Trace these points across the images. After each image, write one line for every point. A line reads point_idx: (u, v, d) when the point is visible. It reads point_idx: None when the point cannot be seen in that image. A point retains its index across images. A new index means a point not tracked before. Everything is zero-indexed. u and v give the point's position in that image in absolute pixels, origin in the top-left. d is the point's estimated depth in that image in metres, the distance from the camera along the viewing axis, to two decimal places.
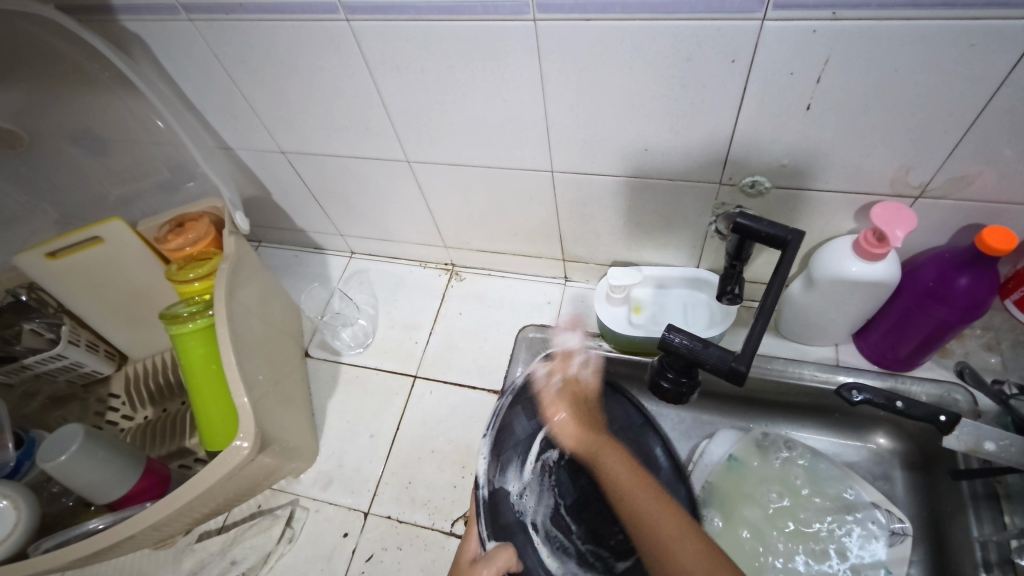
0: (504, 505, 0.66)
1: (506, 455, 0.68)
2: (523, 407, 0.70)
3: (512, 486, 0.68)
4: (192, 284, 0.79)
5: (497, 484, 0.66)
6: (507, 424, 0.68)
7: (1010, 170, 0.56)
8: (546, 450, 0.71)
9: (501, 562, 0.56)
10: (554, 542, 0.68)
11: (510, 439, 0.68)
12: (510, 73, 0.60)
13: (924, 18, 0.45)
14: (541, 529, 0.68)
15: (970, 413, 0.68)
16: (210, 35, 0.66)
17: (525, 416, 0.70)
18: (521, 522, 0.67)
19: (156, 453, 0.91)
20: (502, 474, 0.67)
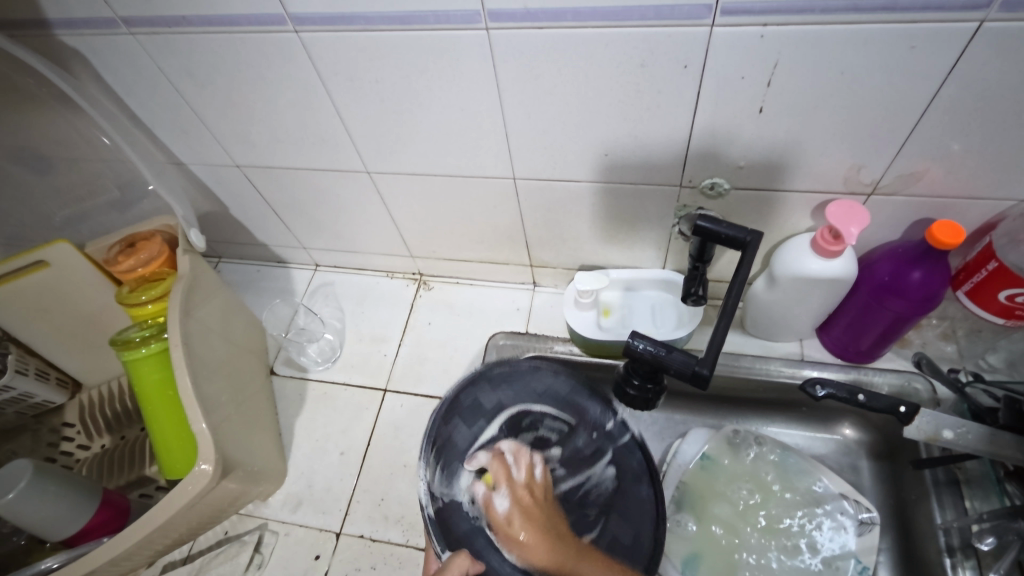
0: (457, 520, 0.55)
1: (450, 466, 0.58)
2: (461, 416, 0.60)
3: (463, 495, 0.56)
4: (145, 307, 0.76)
5: (443, 495, 0.56)
6: (444, 440, 0.59)
7: (956, 166, 0.57)
8: (498, 443, 0.59)
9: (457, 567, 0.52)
10: (520, 537, 0.54)
11: (450, 453, 0.58)
12: (465, 82, 0.59)
13: (864, 22, 0.46)
14: (503, 528, 0.55)
15: (929, 402, 0.70)
16: (153, 49, 0.64)
17: (463, 424, 0.60)
18: (480, 529, 0.55)
19: (114, 484, 0.88)
20: (449, 485, 0.57)
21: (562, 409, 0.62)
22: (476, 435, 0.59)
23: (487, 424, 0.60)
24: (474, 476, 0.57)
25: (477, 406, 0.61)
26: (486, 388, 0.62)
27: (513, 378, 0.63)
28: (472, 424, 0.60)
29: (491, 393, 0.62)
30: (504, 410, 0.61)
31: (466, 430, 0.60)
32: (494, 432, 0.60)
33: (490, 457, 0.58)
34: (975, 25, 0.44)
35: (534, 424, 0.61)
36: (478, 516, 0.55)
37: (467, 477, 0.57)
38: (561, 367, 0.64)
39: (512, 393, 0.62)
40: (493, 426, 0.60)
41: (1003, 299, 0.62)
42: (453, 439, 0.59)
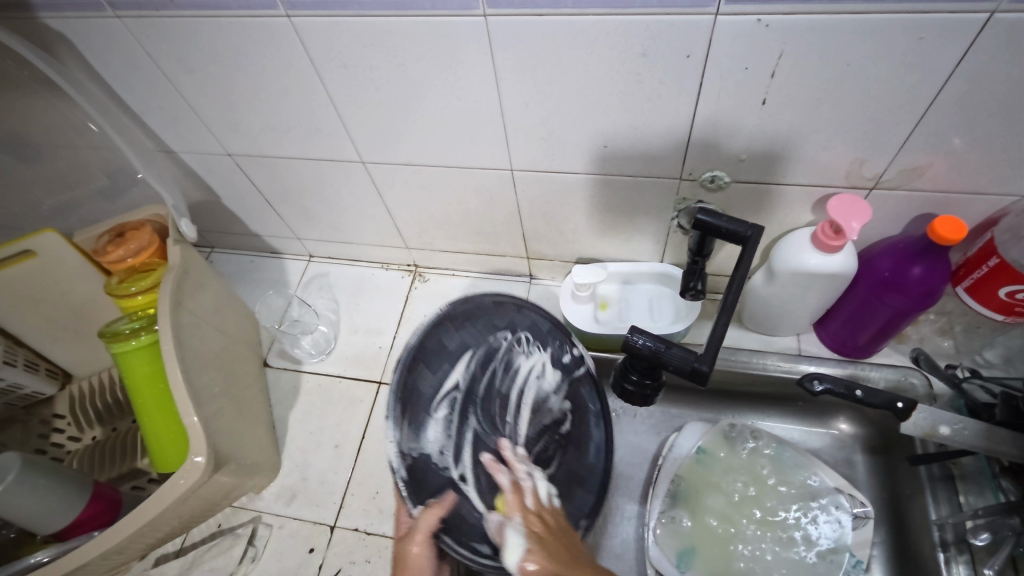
0: (428, 471, 0.57)
1: (417, 419, 0.57)
2: (426, 362, 0.60)
3: (431, 447, 0.57)
4: (135, 298, 0.75)
5: (412, 450, 0.56)
6: (411, 388, 0.58)
7: (959, 160, 0.57)
8: (459, 388, 0.60)
9: (429, 525, 0.54)
10: (489, 484, 0.57)
11: (416, 400, 0.58)
12: (464, 71, 0.58)
13: (873, 12, 0.45)
14: (472, 477, 0.57)
15: (925, 397, 0.70)
16: (141, 33, 0.62)
17: (429, 371, 0.60)
18: (449, 479, 0.57)
19: (105, 476, 0.87)
20: (417, 438, 0.57)
21: (530, 342, 0.63)
22: (441, 381, 0.60)
23: (452, 367, 0.60)
24: (440, 427, 0.58)
25: (441, 349, 0.61)
26: (448, 329, 0.62)
27: (474, 318, 0.63)
28: (437, 370, 0.60)
29: (454, 335, 0.61)
30: (467, 354, 0.61)
31: (432, 377, 0.59)
32: (459, 379, 0.60)
33: (455, 403, 0.59)
34: (985, 16, 0.43)
35: (499, 361, 0.62)
36: (447, 466, 0.57)
37: (436, 427, 0.58)
38: (524, 302, 0.65)
39: (474, 332, 0.62)
40: (457, 371, 0.60)
41: (1002, 296, 0.62)
42: (419, 388, 0.59)
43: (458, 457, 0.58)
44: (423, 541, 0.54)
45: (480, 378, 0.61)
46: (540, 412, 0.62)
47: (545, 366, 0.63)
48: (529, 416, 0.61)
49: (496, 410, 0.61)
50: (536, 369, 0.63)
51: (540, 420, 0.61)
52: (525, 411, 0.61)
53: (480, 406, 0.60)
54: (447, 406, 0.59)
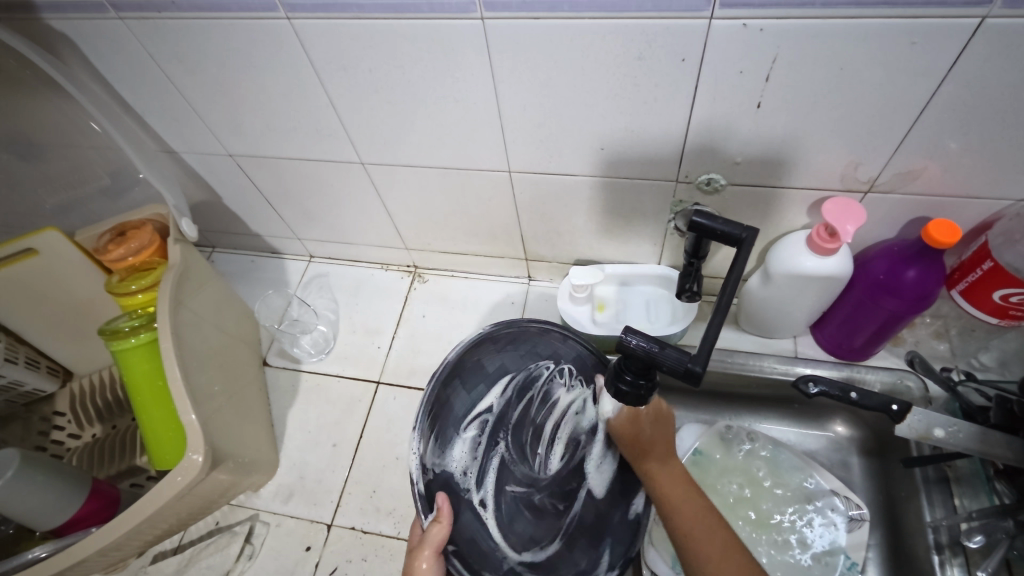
0: (448, 490, 0.57)
1: (446, 435, 0.59)
2: (462, 381, 0.61)
3: (455, 466, 0.58)
4: (135, 296, 0.75)
5: (437, 467, 0.58)
6: (443, 403, 0.60)
7: (953, 164, 0.57)
8: (491, 409, 0.61)
9: (436, 541, 0.53)
10: (508, 518, 0.57)
11: (446, 419, 0.60)
12: (461, 73, 0.58)
13: (866, 17, 0.45)
14: (491, 506, 0.57)
15: (921, 400, 0.70)
16: (143, 34, 0.63)
17: (464, 391, 0.61)
18: (467, 501, 0.57)
19: (104, 474, 0.88)
20: (442, 455, 0.58)
21: (570, 374, 0.64)
22: (474, 402, 0.61)
23: (487, 390, 0.62)
24: (467, 447, 0.59)
25: (479, 369, 0.63)
26: (491, 351, 0.64)
27: (518, 343, 0.65)
28: (472, 390, 0.61)
29: (494, 357, 0.64)
30: (504, 376, 0.63)
31: (466, 396, 0.61)
32: (493, 401, 0.61)
33: (484, 425, 0.60)
34: (977, 21, 0.44)
35: (536, 391, 0.63)
36: (468, 489, 0.57)
37: (463, 446, 0.59)
38: (570, 332, 0.67)
39: (514, 357, 0.64)
40: (492, 395, 0.62)
41: (997, 299, 0.62)
42: (451, 404, 0.60)
43: (479, 479, 0.58)
44: (431, 557, 0.53)
45: (514, 405, 0.62)
46: (576, 447, 0.61)
47: (586, 401, 0.63)
48: (563, 449, 0.60)
49: (527, 439, 0.60)
50: (576, 404, 0.63)
51: (576, 457, 0.61)
52: (559, 444, 0.61)
53: (510, 433, 0.60)
54: (476, 427, 0.60)
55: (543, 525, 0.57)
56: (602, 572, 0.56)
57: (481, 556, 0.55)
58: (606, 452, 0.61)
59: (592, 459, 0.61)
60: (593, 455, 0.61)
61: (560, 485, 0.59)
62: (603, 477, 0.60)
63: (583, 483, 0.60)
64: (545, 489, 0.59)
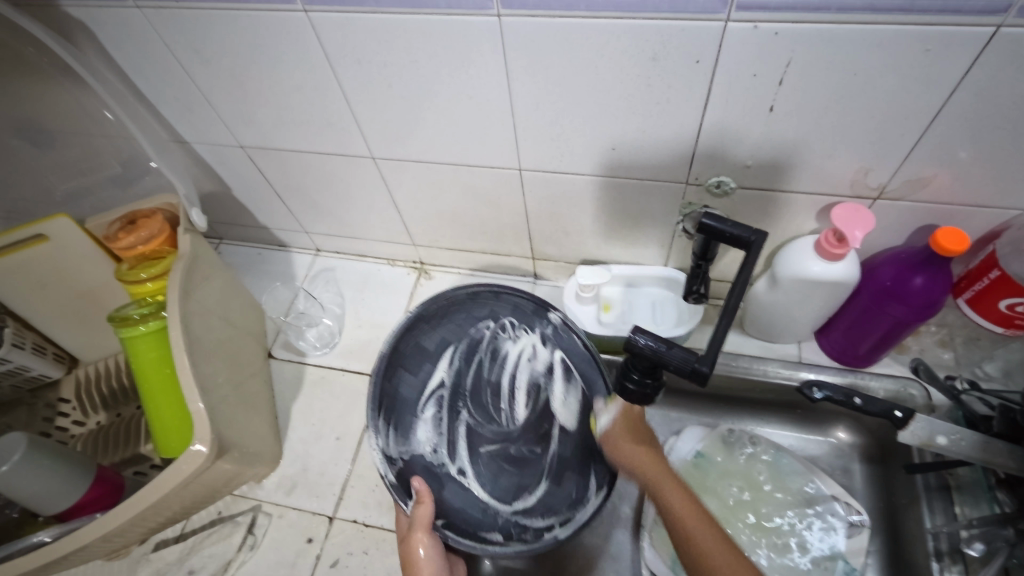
0: (423, 471, 0.58)
1: (404, 423, 0.60)
2: (406, 367, 0.62)
3: (423, 447, 0.59)
4: (145, 284, 0.76)
5: (405, 454, 0.59)
6: (393, 396, 0.60)
7: (964, 173, 0.57)
8: (443, 382, 0.62)
9: (423, 521, 0.55)
10: (489, 478, 0.59)
11: (401, 405, 0.60)
12: (475, 70, 0.59)
13: (881, 23, 0.45)
14: (470, 471, 0.59)
15: (924, 408, 0.70)
16: (160, 24, 0.63)
17: (410, 374, 0.61)
18: (446, 473, 0.59)
19: (108, 460, 0.88)
20: (407, 442, 0.59)
21: (514, 326, 0.65)
22: (425, 381, 0.61)
23: (435, 367, 0.62)
24: (429, 427, 0.60)
25: (420, 350, 0.62)
26: (426, 330, 0.63)
27: (452, 314, 0.65)
28: (419, 372, 0.62)
29: (432, 334, 0.63)
30: (448, 348, 0.63)
31: (414, 379, 0.61)
32: (444, 376, 0.62)
33: (441, 401, 0.61)
34: (992, 30, 0.44)
35: (486, 353, 0.64)
36: (442, 462, 0.59)
37: (426, 426, 0.60)
38: (502, 287, 0.67)
39: (453, 328, 0.64)
40: (440, 369, 0.62)
41: (1003, 308, 0.63)
42: (401, 392, 0.60)
43: (451, 451, 0.59)
44: (425, 535, 0.56)
45: (466, 372, 0.62)
46: (537, 394, 0.63)
47: (535, 347, 0.64)
48: (525, 398, 0.62)
49: (487, 399, 0.62)
50: (524, 353, 0.64)
51: (539, 402, 0.62)
52: (519, 395, 0.62)
53: (469, 399, 0.61)
54: (434, 406, 0.61)
55: (525, 474, 0.60)
56: (593, 496, 0.59)
57: (474, 520, 0.58)
58: (567, 387, 0.63)
59: (555, 399, 0.63)
60: (555, 395, 0.63)
61: (532, 432, 0.61)
62: (569, 411, 0.62)
63: (553, 422, 0.62)
64: (518, 440, 0.61)
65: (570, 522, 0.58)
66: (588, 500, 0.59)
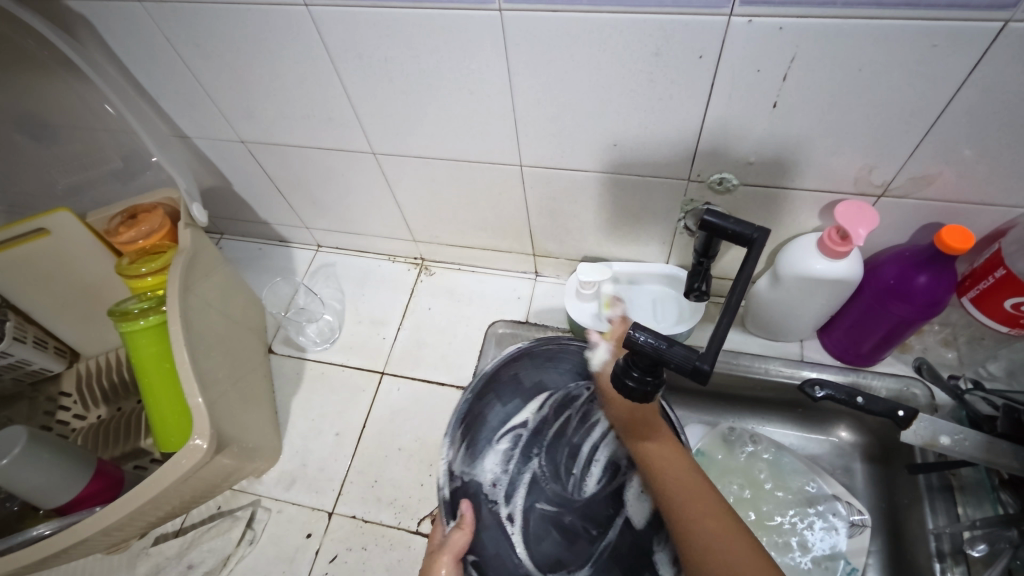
0: (474, 498, 0.63)
1: (479, 446, 0.65)
2: (498, 395, 0.67)
3: (485, 475, 0.65)
4: (145, 279, 0.76)
5: (467, 476, 0.64)
6: (478, 415, 0.66)
7: (969, 170, 0.57)
8: (525, 423, 0.67)
9: (455, 545, 0.57)
10: (535, 537, 0.62)
11: (480, 427, 0.66)
12: (477, 64, 0.58)
13: (886, 18, 0.45)
14: (517, 520, 0.63)
15: (927, 408, 0.69)
16: (161, 17, 0.63)
17: (500, 403, 0.67)
18: (494, 511, 0.63)
19: (108, 455, 0.88)
20: (473, 465, 0.65)
21: None
22: (509, 415, 0.67)
23: (523, 407, 0.68)
24: (497, 459, 0.65)
25: (516, 383, 0.68)
26: (529, 367, 0.68)
27: (559, 362, 0.69)
28: (508, 404, 0.68)
29: (532, 373, 0.68)
30: (542, 393, 0.68)
31: (501, 409, 0.67)
32: (527, 418, 0.67)
33: (516, 440, 0.66)
34: (999, 25, 0.43)
35: (574, 412, 0.68)
36: (495, 499, 0.64)
37: (495, 458, 0.65)
38: None
39: (556, 374, 0.69)
40: (527, 410, 0.68)
41: (1008, 307, 0.62)
42: (487, 415, 0.66)
43: (508, 493, 0.64)
44: (450, 561, 0.56)
45: (550, 422, 0.68)
46: (613, 475, 0.65)
47: None
48: (597, 473, 0.65)
49: (562, 460, 0.66)
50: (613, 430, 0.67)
51: (613, 484, 0.65)
52: (594, 468, 0.66)
53: (544, 449, 0.66)
54: (507, 440, 0.66)
55: (572, 547, 0.62)
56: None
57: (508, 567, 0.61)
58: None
59: (630, 487, 0.64)
60: (633, 485, 0.64)
61: (594, 509, 0.64)
62: (642, 506, 0.63)
63: (620, 509, 0.63)
64: (576, 512, 0.64)
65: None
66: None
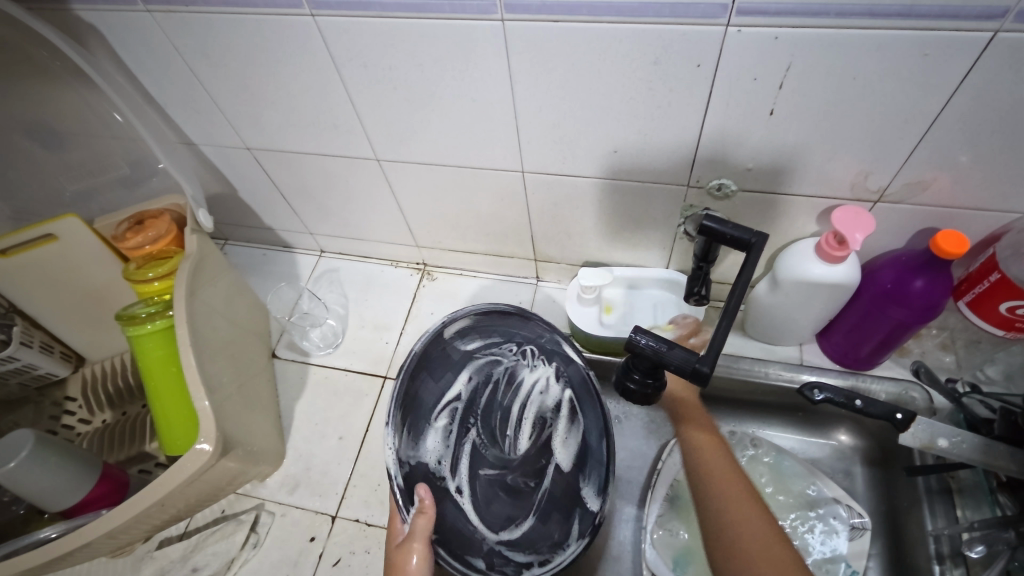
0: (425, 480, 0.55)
1: (418, 425, 0.56)
2: (429, 370, 0.58)
3: (430, 456, 0.56)
4: (152, 284, 0.77)
5: (412, 458, 0.55)
6: (411, 396, 0.56)
7: (963, 177, 0.58)
8: (460, 394, 0.59)
9: (422, 532, 0.52)
10: (484, 503, 0.57)
11: (416, 410, 0.57)
12: (479, 73, 0.60)
13: (879, 28, 0.46)
14: (468, 492, 0.57)
15: (926, 411, 0.70)
16: (170, 28, 0.64)
17: (432, 379, 0.58)
18: (445, 489, 0.56)
19: (113, 459, 0.89)
20: (416, 446, 0.56)
21: (536, 356, 0.63)
22: (443, 391, 0.59)
23: (455, 378, 0.60)
24: (439, 436, 0.57)
25: (445, 357, 0.60)
26: (456, 335, 0.61)
27: (483, 328, 0.62)
28: (439, 379, 0.59)
29: (460, 342, 0.61)
30: (471, 359, 0.61)
31: (434, 385, 0.58)
32: (461, 389, 0.59)
33: (456, 413, 0.58)
34: (990, 34, 0.44)
35: (501, 374, 0.62)
36: (444, 477, 0.56)
37: (435, 437, 0.57)
38: (533, 314, 0.64)
39: (481, 340, 0.62)
40: (460, 381, 0.60)
41: (1004, 311, 0.63)
42: (421, 395, 0.57)
43: (454, 467, 0.57)
44: (421, 546, 0.52)
45: (481, 391, 0.60)
46: (542, 427, 0.61)
47: (549, 380, 0.63)
48: (530, 428, 0.61)
49: (495, 424, 0.60)
50: (540, 383, 0.63)
51: (542, 436, 0.61)
52: (527, 425, 0.61)
53: (481, 417, 0.59)
54: (448, 417, 0.58)
55: (516, 501, 0.58)
56: (575, 541, 0.58)
57: (460, 540, 0.55)
58: (571, 427, 0.62)
59: (558, 437, 0.61)
60: (559, 431, 0.62)
61: (529, 464, 0.60)
62: (569, 450, 0.61)
63: (550, 459, 0.60)
64: (516, 470, 0.59)
65: (549, 564, 0.57)
66: (569, 546, 0.58)
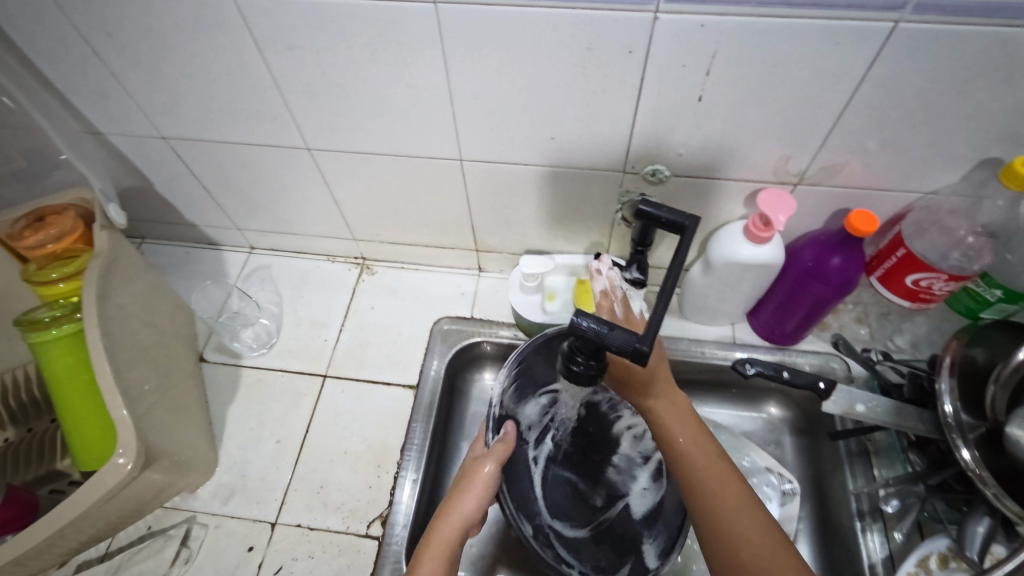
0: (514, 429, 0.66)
1: (526, 392, 0.69)
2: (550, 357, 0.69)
3: (525, 419, 0.69)
4: (56, 285, 0.71)
5: (510, 410, 0.67)
6: (527, 366, 0.68)
7: (871, 160, 0.62)
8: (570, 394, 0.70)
9: (497, 456, 0.59)
10: (549, 488, 0.69)
11: (530, 379, 0.69)
12: (413, 57, 0.58)
13: (795, 17, 0.48)
14: (541, 467, 0.70)
15: (845, 379, 0.77)
16: (67, 4, 0.58)
17: (550, 364, 0.69)
18: (526, 453, 0.69)
19: (18, 480, 0.80)
20: (518, 405, 0.68)
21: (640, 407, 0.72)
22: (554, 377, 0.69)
23: None
24: (539, 410, 0.70)
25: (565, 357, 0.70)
26: None
27: None
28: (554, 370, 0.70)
29: None
30: None
31: (547, 369, 0.69)
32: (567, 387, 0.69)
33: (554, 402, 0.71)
34: (891, 25, 0.48)
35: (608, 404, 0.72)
36: (528, 442, 0.69)
37: (535, 408, 0.69)
38: None
39: None
40: None
41: (909, 283, 0.69)
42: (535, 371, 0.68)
43: (540, 441, 0.70)
44: (491, 469, 0.58)
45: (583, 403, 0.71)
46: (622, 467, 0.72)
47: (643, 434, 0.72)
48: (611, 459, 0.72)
49: (582, 436, 0.72)
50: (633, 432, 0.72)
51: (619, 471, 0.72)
52: (610, 455, 0.72)
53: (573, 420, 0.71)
54: (548, 402, 0.70)
55: (578, 507, 0.69)
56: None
57: (524, 501, 0.66)
58: (652, 482, 0.70)
59: (638, 481, 0.71)
60: (638, 477, 0.71)
61: (600, 485, 0.71)
62: (644, 500, 0.70)
63: (622, 495, 0.70)
64: (587, 482, 0.71)
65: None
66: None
